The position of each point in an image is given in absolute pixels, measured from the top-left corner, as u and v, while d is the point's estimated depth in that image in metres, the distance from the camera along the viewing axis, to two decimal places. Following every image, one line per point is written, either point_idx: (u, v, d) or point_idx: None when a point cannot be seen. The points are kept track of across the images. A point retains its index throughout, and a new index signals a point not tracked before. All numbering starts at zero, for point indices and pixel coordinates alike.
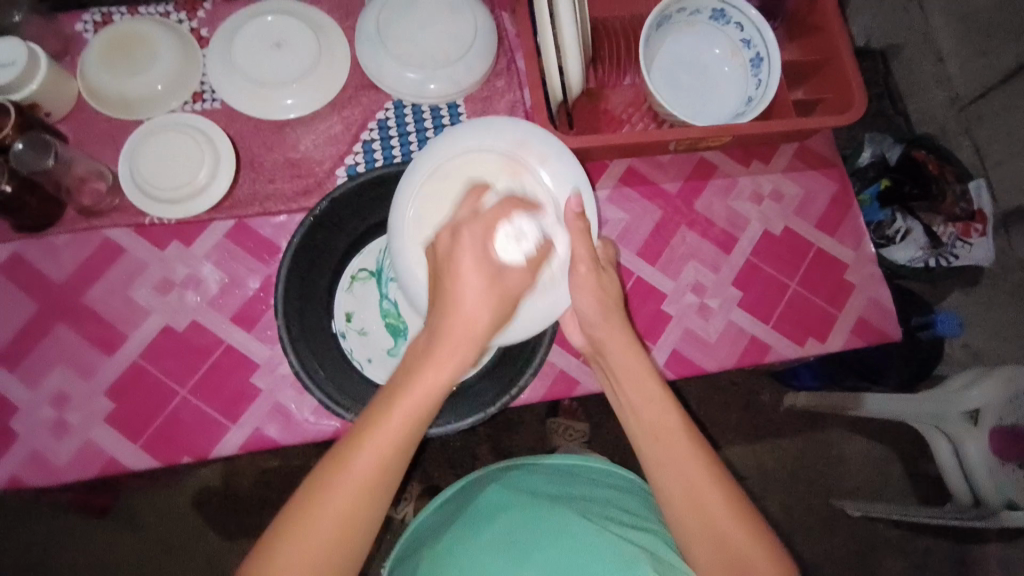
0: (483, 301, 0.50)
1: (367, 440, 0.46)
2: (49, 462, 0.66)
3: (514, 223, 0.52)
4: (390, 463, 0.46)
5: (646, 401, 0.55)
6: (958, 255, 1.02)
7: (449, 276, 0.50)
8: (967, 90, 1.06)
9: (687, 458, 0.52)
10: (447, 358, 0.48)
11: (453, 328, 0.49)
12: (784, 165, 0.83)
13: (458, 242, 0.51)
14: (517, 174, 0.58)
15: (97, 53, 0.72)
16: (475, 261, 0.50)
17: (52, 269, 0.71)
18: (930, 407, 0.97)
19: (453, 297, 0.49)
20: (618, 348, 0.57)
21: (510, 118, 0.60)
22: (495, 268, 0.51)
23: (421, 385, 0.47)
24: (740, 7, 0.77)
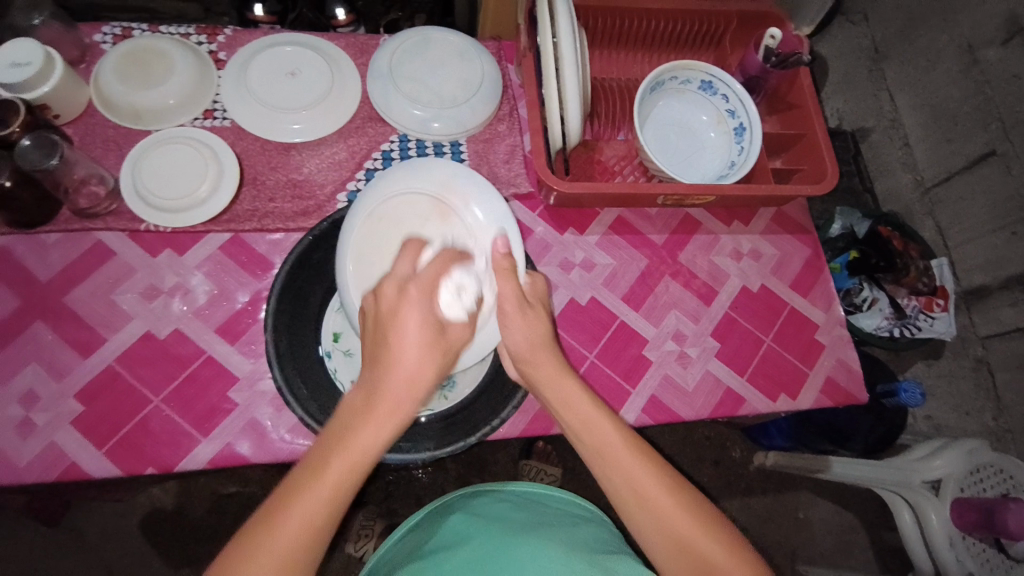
0: (422, 357, 0.48)
1: (325, 476, 0.43)
2: (9, 462, 0.63)
3: (453, 281, 0.54)
4: (333, 511, 0.43)
5: (586, 419, 0.54)
6: (921, 327, 1.08)
7: (387, 329, 0.49)
8: (931, 175, 1.14)
9: (635, 468, 0.51)
10: (384, 419, 0.46)
11: (390, 384, 0.47)
12: (762, 227, 0.88)
13: (411, 294, 0.50)
14: (445, 215, 0.64)
15: (113, 63, 0.73)
16: (417, 322, 0.49)
17: (40, 267, 0.70)
18: (893, 474, 0.99)
19: (400, 342, 0.48)
20: (548, 372, 0.56)
21: (441, 160, 0.67)
22: (436, 325, 0.50)
23: (371, 444, 0.45)
24: (727, 81, 0.83)
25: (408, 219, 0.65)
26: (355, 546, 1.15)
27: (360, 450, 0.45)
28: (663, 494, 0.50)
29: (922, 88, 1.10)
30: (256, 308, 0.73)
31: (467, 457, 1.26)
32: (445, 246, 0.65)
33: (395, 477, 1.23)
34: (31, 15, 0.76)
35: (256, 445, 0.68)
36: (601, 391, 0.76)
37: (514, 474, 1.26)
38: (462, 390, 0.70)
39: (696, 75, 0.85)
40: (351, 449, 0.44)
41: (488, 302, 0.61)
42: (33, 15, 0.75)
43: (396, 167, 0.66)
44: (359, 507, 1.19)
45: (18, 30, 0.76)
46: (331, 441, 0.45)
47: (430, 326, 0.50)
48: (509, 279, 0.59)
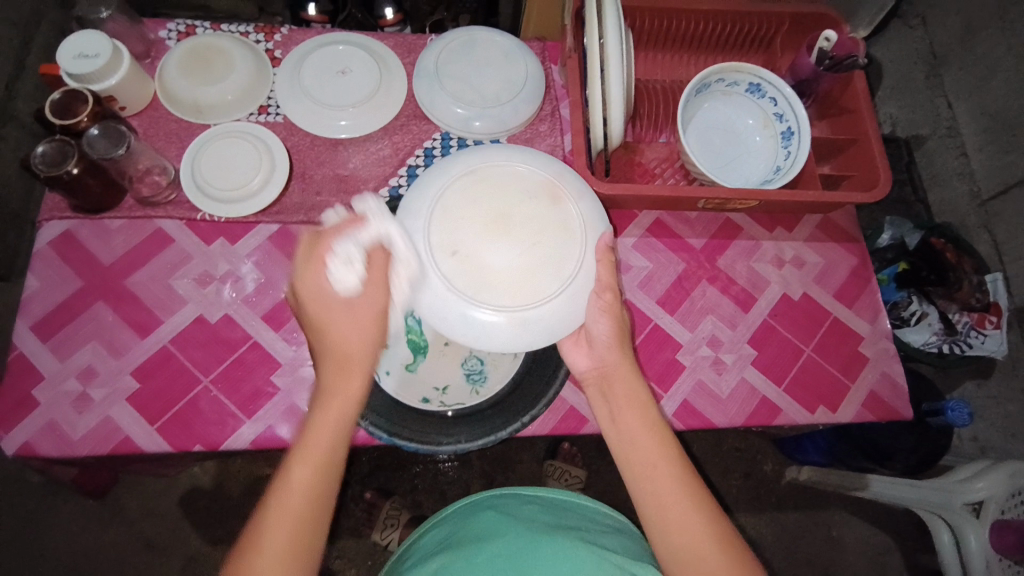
0: (346, 328, 0.51)
1: (289, 476, 0.47)
2: (67, 434, 0.67)
3: (338, 253, 0.51)
4: (310, 502, 0.47)
5: (640, 425, 0.53)
6: (971, 345, 1.04)
7: (312, 326, 0.51)
8: (988, 186, 1.08)
9: (672, 483, 0.51)
10: (335, 394, 0.50)
11: (333, 361, 0.50)
12: (806, 235, 0.86)
13: (307, 288, 0.51)
14: (555, 198, 0.60)
15: (178, 60, 0.78)
16: (334, 301, 0.51)
17: (104, 251, 0.75)
18: (937, 495, 0.97)
19: (322, 329, 0.51)
20: (627, 381, 0.56)
21: (551, 159, 0.64)
22: (345, 303, 0.51)
23: (323, 426, 0.49)
24: (776, 83, 0.82)
25: (515, 191, 0.60)
26: (381, 535, 1.16)
27: (316, 435, 0.48)
28: (693, 514, 0.50)
29: (981, 95, 1.06)
30: None
31: (494, 453, 1.28)
32: (550, 229, 0.59)
33: (422, 469, 1.26)
34: (96, 8, 0.79)
35: (296, 428, 0.71)
36: None
37: (540, 474, 1.27)
38: (495, 382, 0.71)
39: (745, 77, 0.83)
40: (303, 441, 0.48)
41: (580, 285, 0.58)
42: (100, 8, 0.79)
43: (503, 145, 0.63)
44: (387, 496, 1.21)
45: (84, 22, 0.80)
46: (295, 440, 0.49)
47: (336, 303, 0.51)
48: (611, 269, 0.59)
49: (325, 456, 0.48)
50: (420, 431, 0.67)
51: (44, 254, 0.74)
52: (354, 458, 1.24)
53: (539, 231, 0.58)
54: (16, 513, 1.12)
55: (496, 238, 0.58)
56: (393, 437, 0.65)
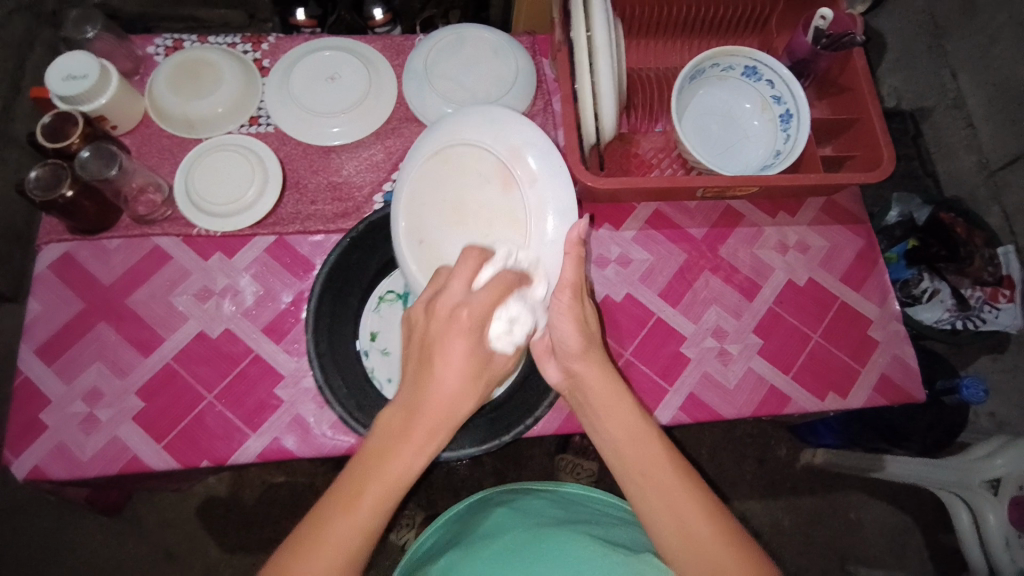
0: (470, 384, 0.47)
1: (362, 493, 0.43)
2: (74, 456, 0.68)
3: (508, 309, 0.52)
4: (373, 532, 0.43)
5: (633, 434, 0.52)
6: (985, 320, 1.00)
7: (440, 350, 0.47)
8: (997, 156, 1.05)
9: (681, 493, 0.49)
10: (428, 437, 0.45)
11: (438, 402, 0.46)
12: (810, 218, 0.85)
13: (467, 318, 0.48)
14: (508, 183, 0.63)
15: (166, 74, 0.77)
16: (466, 352, 0.47)
17: (103, 272, 0.75)
18: (952, 475, 0.96)
19: (446, 367, 0.47)
20: (597, 383, 0.54)
21: (517, 120, 0.64)
22: (486, 354, 0.49)
23: (408, 465, 0.44)
24: (772, 65, 0.80)
25: (470, 176, 0.64)
26: (397, 535, 1.20)
27: (398, 467, 0.44)
28: (702, 523, 0.48)
29: (986, 64, 1.02)
30: (301, 307, 0.76)
31: (506, 451, 1.27)
32: (501, 214, 0.62)
33: (435, 469, 1.25)
34: (83, 28, 0.79)
35: (303, 440, 0.71)
36: (639, 388, 0.75)
37: (551, 469, 1.27)
38: None
39: (740, 60, 0.82)
40: (387, 468, 0.44)
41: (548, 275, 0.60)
42: (86, 27, 0.79)
43: (468, 112, 0.65)
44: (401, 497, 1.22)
45: (71, 42, 0.80)
46: (370, 461, 0.44)
47: (479, 355, 0.48)
48: (578, 267, 0.57)
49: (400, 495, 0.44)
50: None
51: (45, 277, 0.74)
52: None
53: (493, 216, 0.63)
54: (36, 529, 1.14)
55: (455, 227, 0.63)
56: None
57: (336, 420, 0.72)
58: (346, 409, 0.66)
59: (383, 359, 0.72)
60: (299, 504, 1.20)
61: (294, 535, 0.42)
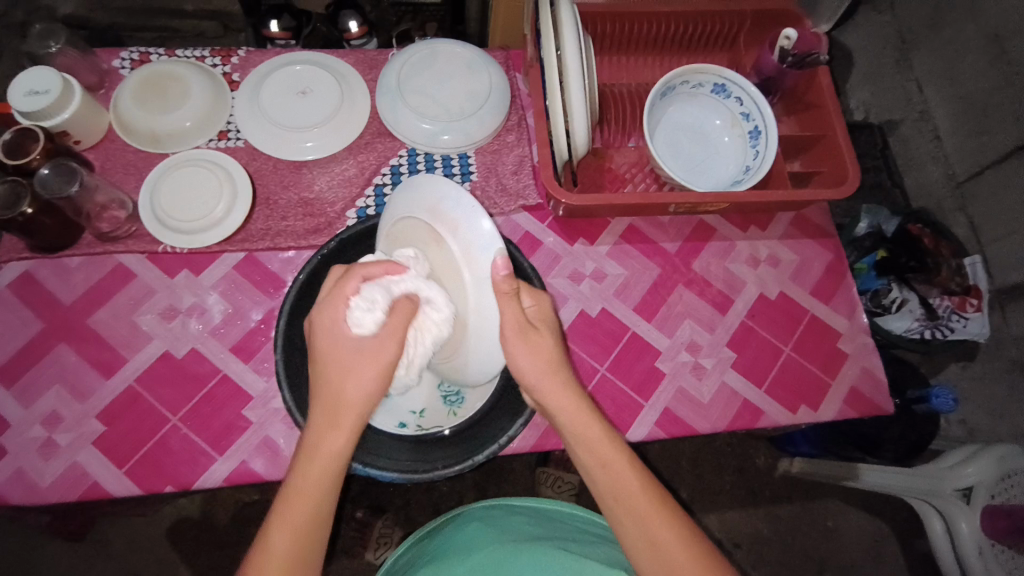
0: (350, 374, 0.49)
1: (286, 490, 0.49)
2: (31, 482, 0.65)
3: (364, 293, 0.50)
4: (307, 520, 0.48)
5: (606, 458, 0.51)
6: (955, 328, 1.01)
7: (317, 355, 0.51)
8: (963, 168, 1.08)
9: (654, 515, 0.50)
10: (326, 427, 0.49)
11: (329, 395, 0.50)
12: (781, 232, 0.86)
13: (321, 319, 0.50)
14: (437, 244, 0.55)
15: (132, 89, 0.76)
16: (337, 348, 0.49)
17: (64, 291, 0.73)
18: (924, 483, 0.97)
19: (323, 376, 0.50)
20: (566, 407, 0.52)
21: (432, 179, 0.56)
22: (352, 345, 0.49)
23: (318, 458, 0.49)
24: (740, 83, 0.81)
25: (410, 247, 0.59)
26: (375, 554, 1.17)
27: (300, 479, 0.48)
28: (675, 541, 0.49)
29: (951, 78, 1.05)
30: (271, 325, 0.74)
31: (486, 465, 1.26)
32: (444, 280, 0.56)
33: (413, 485, 1.24)
34: (45, 42, 0.78)
35: (272, 462, 0.69)
36: (614, 404, 0.75)
37: (532, 482, 1.26)
38: (473, 403, 0.70)
39: (709, 78, 0.83)
40: (301, 480, 0.48)
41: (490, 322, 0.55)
42: (48, 41, 0.77)
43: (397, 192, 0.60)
44: (379, 514, 1.20)
45: (33, 56, 0.78)
46: (293, 463, 0.50)
47: (348, 345, 0.49)
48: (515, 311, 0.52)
49: (316, 503, 0.48)
50: (390, 461, 0.64)
51: (4, 297, 0.72)
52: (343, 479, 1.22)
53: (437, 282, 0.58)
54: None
55: None
56: (369, 469, 0.63)
57: None
58: None
59: None
60: None
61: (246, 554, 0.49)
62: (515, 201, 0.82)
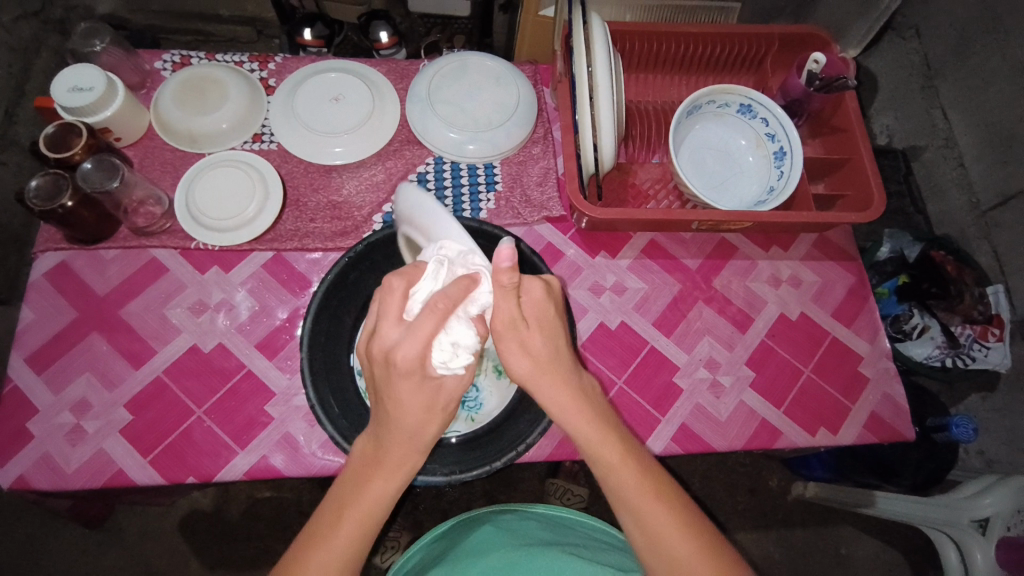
0: (426, 416, 0.47)
1: (337, 528, 0.47)
2: (58, 467, 0.67)
3: (449, 333, 0.48)
4: (354, 556, 0.47)
5: (619, 476, 0.49)
6: (975, 358, 1.01)
7: (387, 393, 0.47)
8: (987, 197, 1.07)
9: (672, 532, 0.49)
10: (394, 467, 0.48)
11: (399, 436, 0.48)
12: (803, 253, 0.86)
13: (403, 362, 0.46)
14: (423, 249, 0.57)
15: (172, 90, 0.79)
16: (415, 393, 0.47)
17: (98, 282, 0.75)
18: (939, 512, 0.95)
19: (398, 415, 0.47)
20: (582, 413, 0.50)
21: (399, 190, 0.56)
22: (434, 387, 0.47)
23: (378, 496, 0.48)
24: (767, 104, 0.82)
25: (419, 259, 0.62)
26: (382, 558, 1.18)
27: (361, 511, 0.48)
28: (692, 554, 0.48)
29: (976, 106, 1.05)
30: (295, 324, 0.76)
31: (496, 474, 1.26)
32: None
33: (422, 490, 1.24)
34: (91, 41, 0.80)
35: (291, 459, 0.70)
36: (630, 417, 0.76)
37: (540, 493, 1.26)
38: (490, 411, 0.72)
39: (735, 98, 0.84)
40: (355, 513, 0.47)
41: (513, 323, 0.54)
42: (95, 41, 0.80)
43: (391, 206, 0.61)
44: (387, 517, 1.21)
45: (78, 55, 0.81)
46: (344, 497, 0.48)
47: (427, 388, 0.47)
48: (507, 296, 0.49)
49: (370, 532, 0.48)
50: None
51: (40, 285, 0.74)
52: None
53: None
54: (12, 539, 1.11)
55: None
56: None
57: (326, 440, 0.71)
58: (335, 428, 0.62)
59: None
60: (283, 522, 1.18)
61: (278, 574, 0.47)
62: (538, 212, 0.83)
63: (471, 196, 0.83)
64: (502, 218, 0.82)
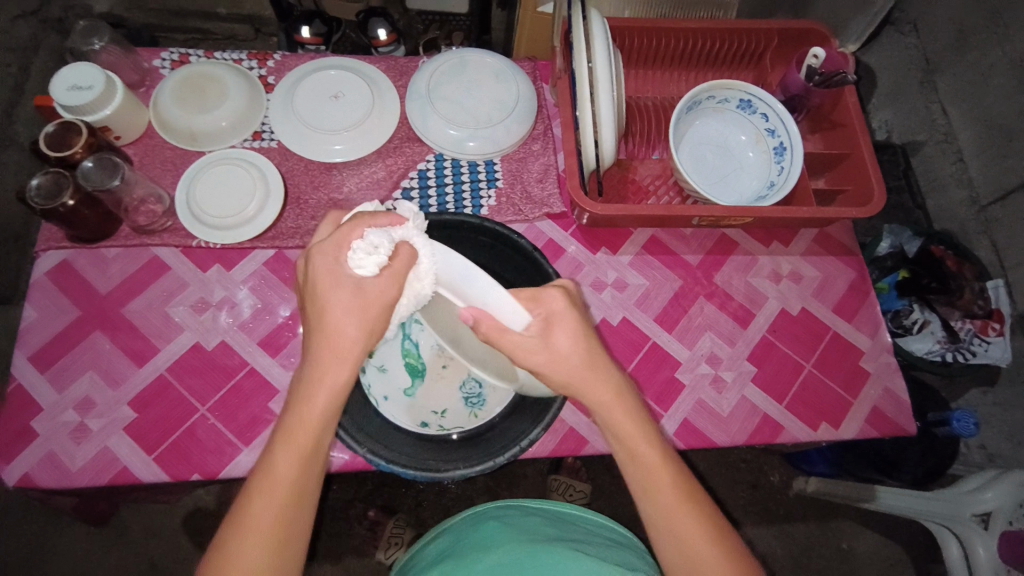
0: (352, 317, 0.49)
1: (278, 447, 0.46)
2: (62, 465, 0.67)
3: (364, 237, 0.49)
4: (299, 472, 0.46)
5: (633, 465, 0.49)
6: (975, 352, 1.01)
7: (312, 299, 0.49)
8: (987, 192, 1.07)
9: (686, 517, 0.49)
10: (328, 376, 0.48)
11: (329, 342, 0.48)
12: (804, 248, 0.86)
13: (320, 264, 0.49)
14: None
15: (172, 88, 0.79)
16: (336, 293, 0.48)
17: (100, 281, 0.75)
18: (943, 507, 0.96)
19: (325, 321, 0.48)
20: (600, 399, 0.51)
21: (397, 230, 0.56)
22: (355, 287, 0.49)
23: (314, 408, 0.47)
24: (767, 99, 0.82)
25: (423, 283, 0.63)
26: (386, 554, 1.16)
27: (302, 428, 0.47)
28: (705, 542, 0.48)
29: (975, 101, 1.05)
30: (297, 321, 0.76)
31: (497, 471, 1.26)
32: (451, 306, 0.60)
33: (425, 488, 1.25)
34: (90, 40, 0.80)
35: None
36: None
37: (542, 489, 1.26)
38: (492, 409, 0.72)
39: (735, 94, 0.84)
40: (292, 430, 0.47)
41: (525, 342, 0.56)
42: (93, 39, 0.80)
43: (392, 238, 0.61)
44: (389, 514, 1.21)
45: (77, 54, 0.81)
46: (283, 422, 0.47)
47: (349, 289, 0.49)
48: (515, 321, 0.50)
49: (312, 448, 0.47)
50: (410, 458, 0.64)
51: (42, 284, 0.74)
52: (355, 479, 1.23)
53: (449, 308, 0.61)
54: (16, 539, 1.11)
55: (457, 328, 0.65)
56: (390, 465, 0.61)
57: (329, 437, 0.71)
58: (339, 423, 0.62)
59: (379, 375, 0.71)
60: None
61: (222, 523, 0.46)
62: (540, 208, 0.83)
63: (473, 193, 0.83)
64: (504, 214, 0.82)
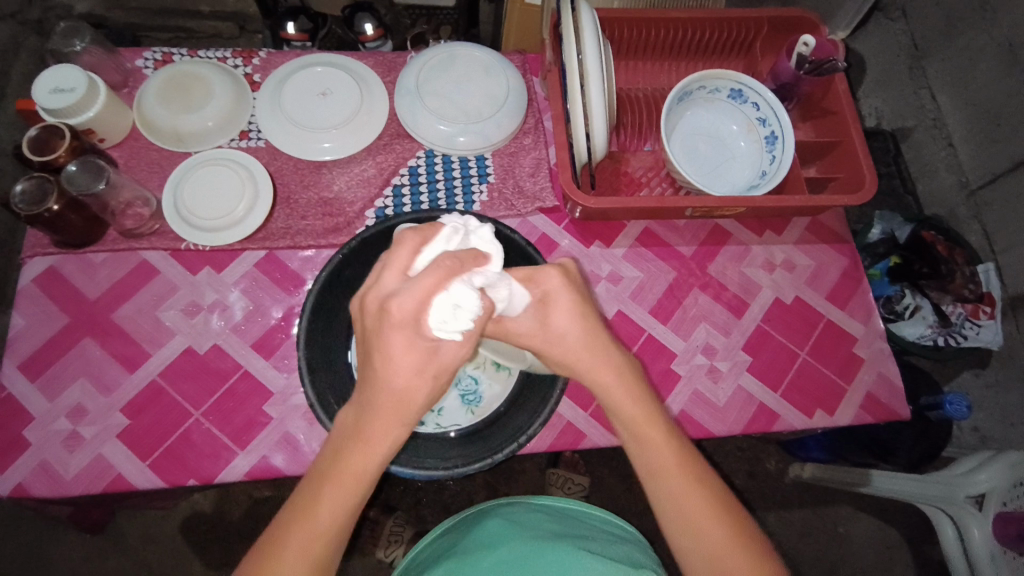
0: (417, 376, 0.41)
1: (318, 495, 0.43)
2: (56, 474, 0.66)
3: (451, 293, 0.40)
4: (338, 521, 0.44)
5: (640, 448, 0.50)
6: (967, 336, 1.03)
7: (375, 351, 0.41)
8: (976, 176, 1.08)
9: (689, 498, 0.49)
10: (381, 434, 0.42)
11: (382, 401, 0.42)
12: (796, 237, 0.86)
13: (397, 313, 0.39)
14: None
15: (156, 88, 0.77)
16: (403, 352, 0.40)
17: (89, 286, 0.74)
18: (937, 489, 0.96)
19: (383, 375, 0.41)
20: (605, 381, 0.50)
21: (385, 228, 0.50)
22: (428, 347, 0.41)
23: (361, 464, 0.43)
24: (757, 88, 0.82)
25: None
26: (384, 552, 1.17)
27: (345, 480, 0.43)
28: (710, 523, 0.48)
29: (964, 86, 1.05)
30: (290, 323, 0.75)
31: (495, 466, 1.27)
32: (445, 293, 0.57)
33: (423, 485, 1.25)
34: (71, 41, 0.79)
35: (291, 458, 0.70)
36: None
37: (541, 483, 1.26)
38: (490, 404, 0.72)
39: (726, 83, 0.83)
40: (335, 485, 0.43)
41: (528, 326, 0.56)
42: (74, 40, 0.79)
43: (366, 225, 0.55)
44: (389, 512, 1.21)
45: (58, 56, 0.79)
46: (325, 469, 0.43)
47: (420, 349, 0.41)
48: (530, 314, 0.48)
49: (355, 502, 0.43)
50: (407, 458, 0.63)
51: (29, 292, 0.73)
52: None
53: None
54: (12, 547, 1.10)
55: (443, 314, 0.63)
56: (386, 464, 0.61)
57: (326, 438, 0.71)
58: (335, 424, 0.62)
59: None
60: None
61: (251, 565, 0.43)
62: (532, 203, 0.83)
63: (464, 189, 0.82)
64: (496, 210, 0.82)
